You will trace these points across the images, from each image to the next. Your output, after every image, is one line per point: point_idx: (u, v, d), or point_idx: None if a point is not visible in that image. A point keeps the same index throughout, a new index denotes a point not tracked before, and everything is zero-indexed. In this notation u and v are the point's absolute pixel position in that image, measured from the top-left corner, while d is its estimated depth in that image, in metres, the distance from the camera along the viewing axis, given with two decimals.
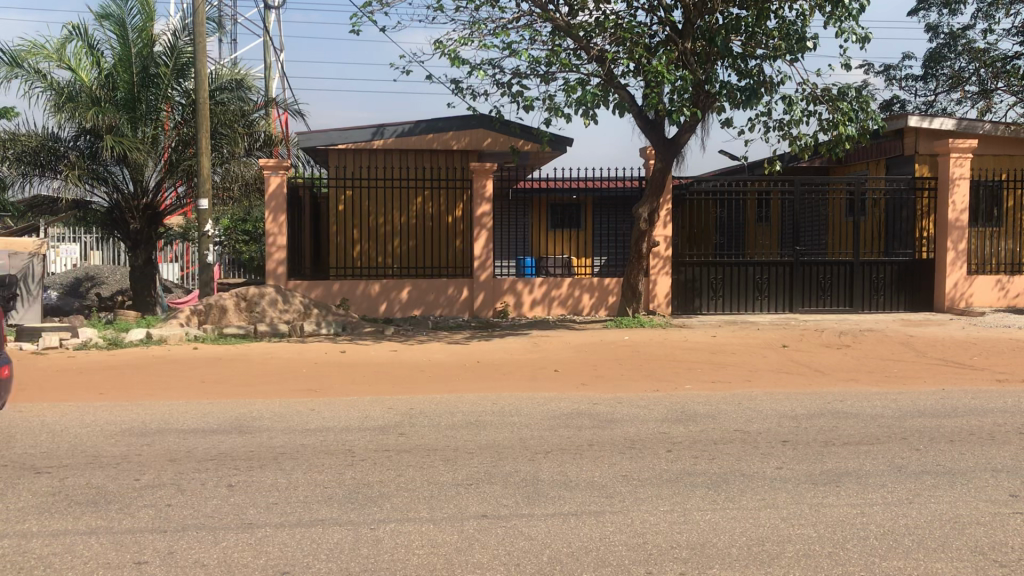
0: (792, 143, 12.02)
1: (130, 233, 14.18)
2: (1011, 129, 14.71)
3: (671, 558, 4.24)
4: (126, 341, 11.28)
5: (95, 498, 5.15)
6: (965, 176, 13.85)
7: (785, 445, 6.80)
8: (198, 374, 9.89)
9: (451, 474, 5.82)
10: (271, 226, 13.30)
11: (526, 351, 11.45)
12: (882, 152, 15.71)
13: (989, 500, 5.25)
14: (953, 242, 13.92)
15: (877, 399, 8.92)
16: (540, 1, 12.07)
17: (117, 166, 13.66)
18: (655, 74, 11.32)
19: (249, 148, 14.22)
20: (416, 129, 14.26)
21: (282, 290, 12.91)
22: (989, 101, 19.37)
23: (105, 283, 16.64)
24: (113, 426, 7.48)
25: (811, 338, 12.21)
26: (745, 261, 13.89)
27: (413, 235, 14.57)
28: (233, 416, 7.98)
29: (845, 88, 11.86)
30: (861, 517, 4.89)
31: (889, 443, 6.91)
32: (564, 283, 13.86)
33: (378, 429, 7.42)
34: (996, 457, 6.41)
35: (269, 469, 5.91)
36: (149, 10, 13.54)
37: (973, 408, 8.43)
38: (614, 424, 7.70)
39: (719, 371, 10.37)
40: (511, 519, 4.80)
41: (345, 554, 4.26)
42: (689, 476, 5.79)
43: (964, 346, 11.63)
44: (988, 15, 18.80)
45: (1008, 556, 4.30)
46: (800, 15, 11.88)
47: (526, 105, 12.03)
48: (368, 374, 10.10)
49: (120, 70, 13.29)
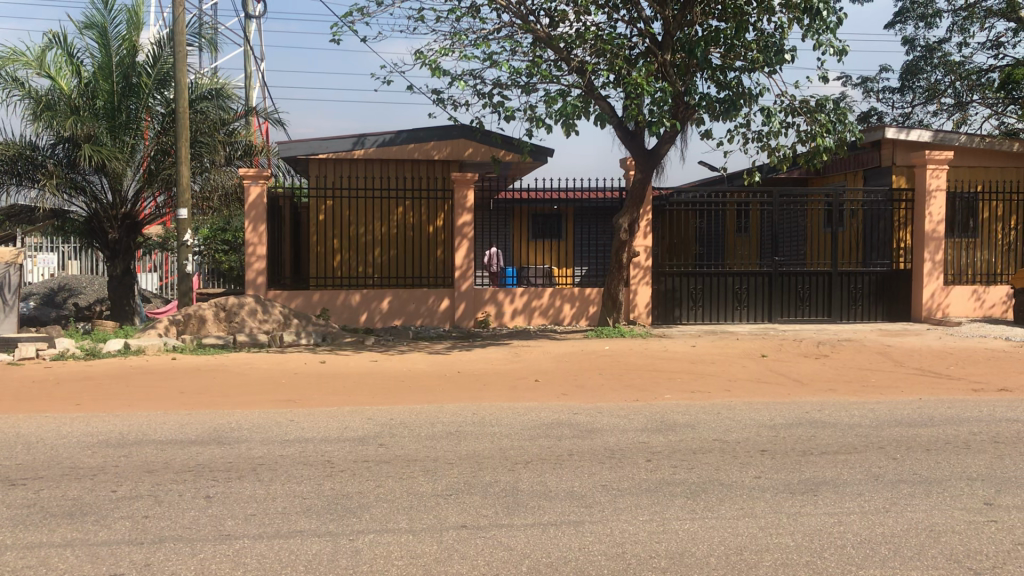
0: (770, 154, 12.09)
1: (109, 243, 14.10)
2: (987, 141, 14.86)
3: (650, 567, 4.26)
4: (104, 352, 11.26)
5: (72, 509, 5.15)
6: (942, 189, 13.95)
7: (763, 454, 6.84)
8: (174, 385, 9.85)
9: (431, 484, 5.83)
10: (251, 235, 13.24)
11: (507, 362, 11.46)
12: (859, 164, 15.81)
13: (964, 508, 5.30)
14: (931, 252, 14.01)
15: (854, 409, 8.99)
16: (521, 12, 12.11)
17: (96, 175, 13.61)
18: (635, 86, 11.39)
19: (230, 158, 14.15)
20: (396, 140, 14.24)
21: (262, 301, 12.85)
22: (965, 112, 19.52)
23: (84, 292, 16.53)
24: (91, 437, 7.46)
25: (790, 347, 12.28)
26: (725, 271, 13.91)
27: (394, 245, 14.52)
28: (211, 427, 7.97)
29: (823, 100, 11.93)
30: (838, 526, 4.93)
31: (866, 451, 6.96)
32: (545, 292, 13.92)
33: (358, 440, 7.44)
34: (973, 465, 6.47)
35: (248, 480, 5.92)
36: (135, 19, 13.53)
37: (948, 417, 8.51)
38: (594, 434, 7.73)
39: (698, 382, 10.41)
40: (491, 530, 4.81)
41: (324, 565, 4.26)
42: (668, 486, 5.82)
43: (941, 356, 11.72)
44: (964, 28, 18.93)
45: (983, 563, 4.35)
46: (778, 28, 11.94)
47: (507, 115, 12.05)
48: (347, 386, 10.10)
49: (100, 78, 13.24)
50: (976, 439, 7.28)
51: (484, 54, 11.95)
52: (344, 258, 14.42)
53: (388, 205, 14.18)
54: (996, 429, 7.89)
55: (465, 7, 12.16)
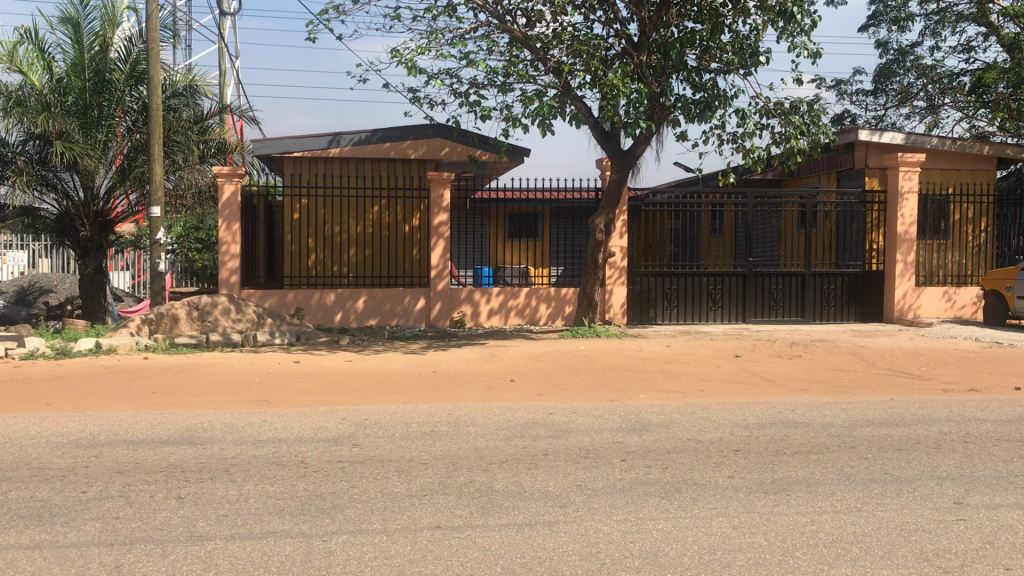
0: (744, 156, 12.13)
1: (80, 241, 13.88)
2: (958, 144, 14.97)
3: (623, 566, 4.28)
4: (75, 351, 11.13)
5: (40, 511, 5.11)
6: (914, 191, 14.07)
7: (737, 454, 6.89)
8: (144, 385, 9.74)
9: (405, 485, 5.80)
10: (224, 234, 13.12)
11: (480, 361, 11.45)
12: (833, 165, 15.96)
13: (934, 507, 5.36)
14: (903, 254, 14.11)
15: (827, 409, 9.06)
16: (497, 12, 12.09)
17: (67, 173, 13.43)
18: (610, 87, 11.39)
19: (203, 155, 13.96)
20: (372, 138, 14.15)
21: (236, 299, 12.74)
22: (937, 116, 19.70)
23: (55, 292, 16.30)
24: (60, 437, 7.37)
25: (763, 348, 12.35)
26: (700, 272, 13.94)
27: (370, 244, 14.42)
28: (183, 427, 7.90)
29: (797, 102, 12.02)
30: (811, 526, 4.97)
31: (838, 451, 7.03)
32: (521, 292, 13.89)
33: (333, 440, 7.38)
34: (942, 465, 6.55)
35: (220, 480, 5.88)
36: (110, 16, 13.37)
37: (919, 417, 8.59)
38: (569, 434, 7.75)
39: (673, 382, 10.47)
40: (464, 530, 4.82)
41: (297, 566, 4.25)
42: (643, 485, 5.83)
43: (911, 357, 11.85)
44: (935, 32, 19.07)
45: (953, 562, 4.41)
46: (752, 30, 12.03)
47: (483, 115, 12.00)
48: (317, 385, 10.07)
49: (71, 75, 13.03)
50: (946, 443, 7.38)
51: (461, 53, 11.92)
52: (318, 258, 14.32)
53: (363, 204, 14.08)
54: (966, 431, 7.97)
55: (442, 6, 12.11)
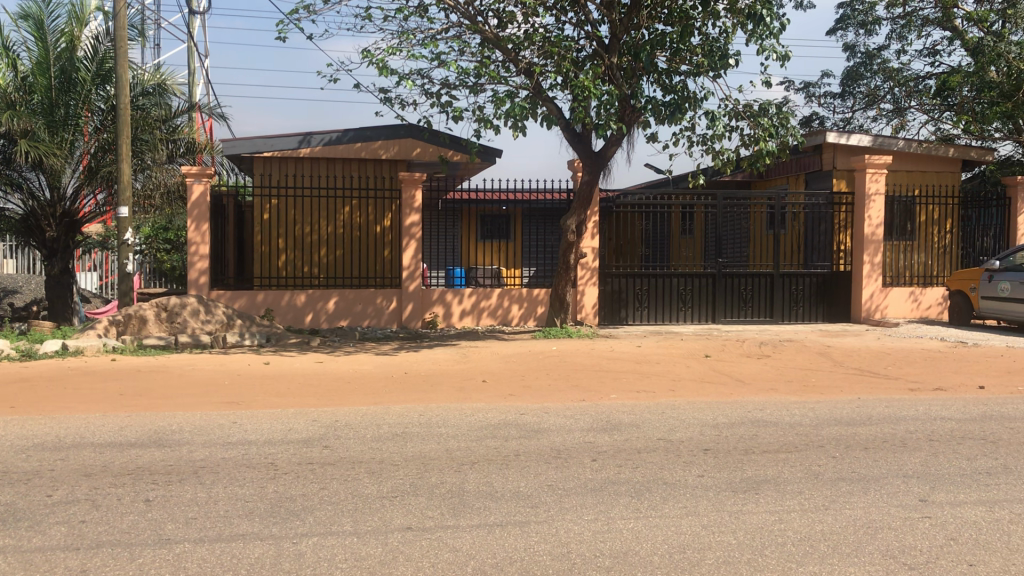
0: (714, 158, 12.19)
1: (46, 242, 13.72)
2: (923, 146, 15.18)
3: (595, 566, 4.30)
4: (40, 353, 10.98)
5: (5, 516, 5.03)
6: (880, 193, 14.25)
7: (707, 453, 6.94)
8: (106, 387, 9.62)
9: (376, 487, 5.78)
10: (193, 234, 13.02)
11: (448, 362, 11.43)
12: (801, 168, 16.13)
13: (900, 505, 5.43)
14: (870, 255, 14.28)
15: (794, 408, 9.15)
16: (468, 13, 12.08)
17: (33, 173, 13.27)
18: (581, 88, 11.40)
19: (171, 154, 13.86)
20: (343, 138, 14.10)
21: (204, 301, 12.62)
22: (903, 118, 19.94)
23: (20, 292, 16.13)
24: (27, 440, 7.28)
25: (731, 348, 12.44)
26: (670, 272, 14.01)
27: (341, 244, 14.35)
28: (151, 429, 7.83)
29: (766, 105, 12.12)
30: (780, 524, 5.01)
31: (807, 450, 7.10)
32: (493, 293, 13.89)
33: (304, 442, 7.35)
34: (909, 463, 6.63)
35: (188, 483, 5.83)
36: (76, 14, 13.16)
37: (885, 416, 8.69)
38: (541, 434, 7.77)
39: (641, 381, 10.51)
40: (436, 530, 4.81)
41: (268, 568, 4.23)
42: (614, 485, 5.86)
43: (873, 356, 11.99)
44: (902, 36, 19.31)
45: (917, 558, 4.48)
46: (722, 32, 12.11)
47: (455, 116, 11.97)
48: (285, 386, 10.00)
49: (36, 74, 12.75)
50: (913, 442, 7.47)
51: (433, 53, 11.89)
52: (288, 258, 14.24)
53: (334, 205, 14.02)
54: (929, 429, 8.08)
55: (413, 7, 12.07)
